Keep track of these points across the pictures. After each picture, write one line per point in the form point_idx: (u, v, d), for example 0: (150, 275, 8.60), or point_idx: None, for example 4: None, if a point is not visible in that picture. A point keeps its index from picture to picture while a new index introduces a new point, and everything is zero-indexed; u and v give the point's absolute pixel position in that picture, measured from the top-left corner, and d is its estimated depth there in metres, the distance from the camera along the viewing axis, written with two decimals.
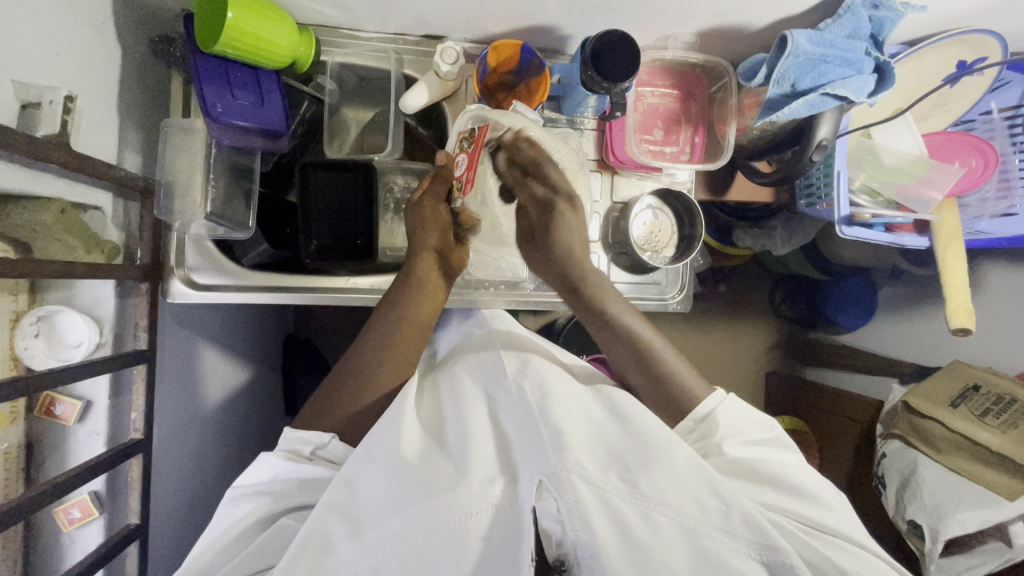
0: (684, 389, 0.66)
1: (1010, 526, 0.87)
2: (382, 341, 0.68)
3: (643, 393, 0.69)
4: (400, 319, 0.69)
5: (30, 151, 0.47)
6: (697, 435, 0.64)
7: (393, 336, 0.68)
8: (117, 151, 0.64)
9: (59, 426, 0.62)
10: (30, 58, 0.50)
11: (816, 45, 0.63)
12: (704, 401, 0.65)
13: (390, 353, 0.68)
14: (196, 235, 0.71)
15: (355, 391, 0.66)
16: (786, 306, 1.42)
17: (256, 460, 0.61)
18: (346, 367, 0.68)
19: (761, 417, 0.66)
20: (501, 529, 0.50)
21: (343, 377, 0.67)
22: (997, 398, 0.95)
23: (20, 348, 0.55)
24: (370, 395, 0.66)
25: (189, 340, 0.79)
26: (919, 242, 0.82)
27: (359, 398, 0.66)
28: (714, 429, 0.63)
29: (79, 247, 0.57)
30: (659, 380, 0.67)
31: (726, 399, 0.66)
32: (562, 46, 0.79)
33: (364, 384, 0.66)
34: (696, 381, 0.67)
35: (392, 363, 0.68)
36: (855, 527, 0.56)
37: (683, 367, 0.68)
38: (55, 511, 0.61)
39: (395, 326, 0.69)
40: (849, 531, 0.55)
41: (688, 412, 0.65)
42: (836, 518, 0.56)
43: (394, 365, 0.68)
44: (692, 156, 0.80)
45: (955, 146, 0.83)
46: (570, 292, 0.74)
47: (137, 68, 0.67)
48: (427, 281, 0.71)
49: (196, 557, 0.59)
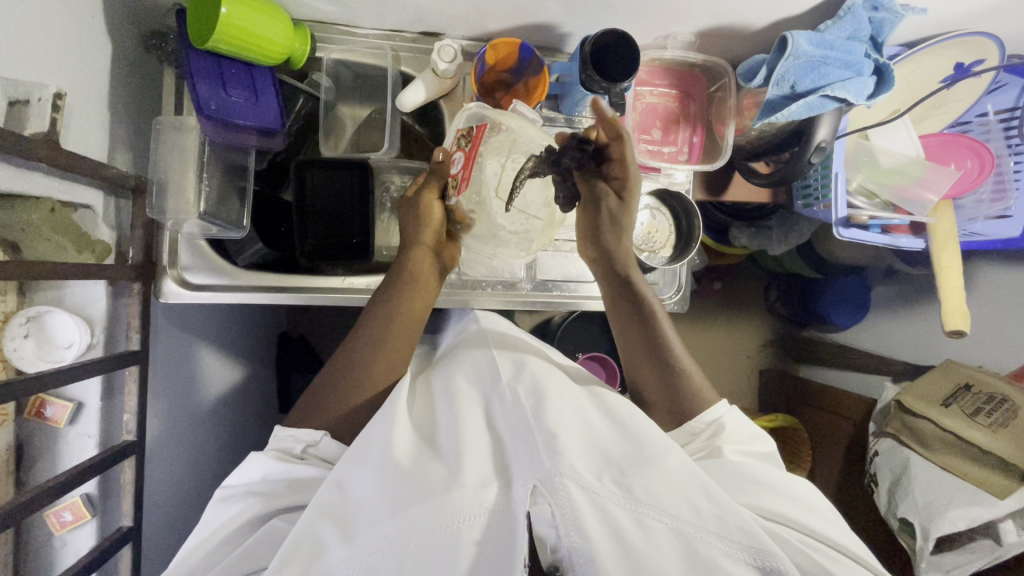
0: (697, 396, 0.68)
1: (1000, 524, 0.88)
2: (372, 340, 0.67)
3: (654, 392, 0.70)
4: (390, 318, 0.68)
5: (18, 149, 0.46)
6: (702, 436, 0.65)
7: (382, 335, 0.67)
8: (108, 149, 0.63)
9: (51, 429, 0.61)
10: (18, 54, 0.49)
11: (816, 46, 0.63)
12: (712, 407, 0.66)
13: (382, 353, 0.67)
14: (189, 233, 0.70)
15: (343, 391, 0.65)
16: (780, 305, 1.42)
17: (245, 459, 0.61)
18: (337, 365, 0.67)
19: (758, 432, 0.67)
20: (494, 534, 0.51)
21: (334, 376, 0.66)
22: (988, 396, 0.97)
23: (9, 350, 0.54)
24: (359, 395, 0.66)
25: (182, 339, 0.78)
26: (914, 243, 0.83)
27: (349, 399, 0.65)
28: (720, 433, 0.65)
29: (69, 247, 0.56)
30: (674, 382, 0.69)
31: (730, 410, 0.67)
32: (561, 44, 0.78)
33: (353, 384, 0.66)
34: (704, 387, 0.69)
35: (381, 361, 0.67)
36: (838, 530, 0.57)
37: (699, 378, 0.70)
38: (46, 514, 0.61)
39: (386, 324, 0.68)
40: (834, 534, 0.56)
41: (697, 416, 0.66)
42: (822, 523, 0.57)
43: (383, 365, 0.67)
44: (690, 157, 0.80)
45: (952, 148, 0.84)
46: (613, 279, 0.74)
47: (128, 64, 0.65)
48: (416, 274, 0.70)
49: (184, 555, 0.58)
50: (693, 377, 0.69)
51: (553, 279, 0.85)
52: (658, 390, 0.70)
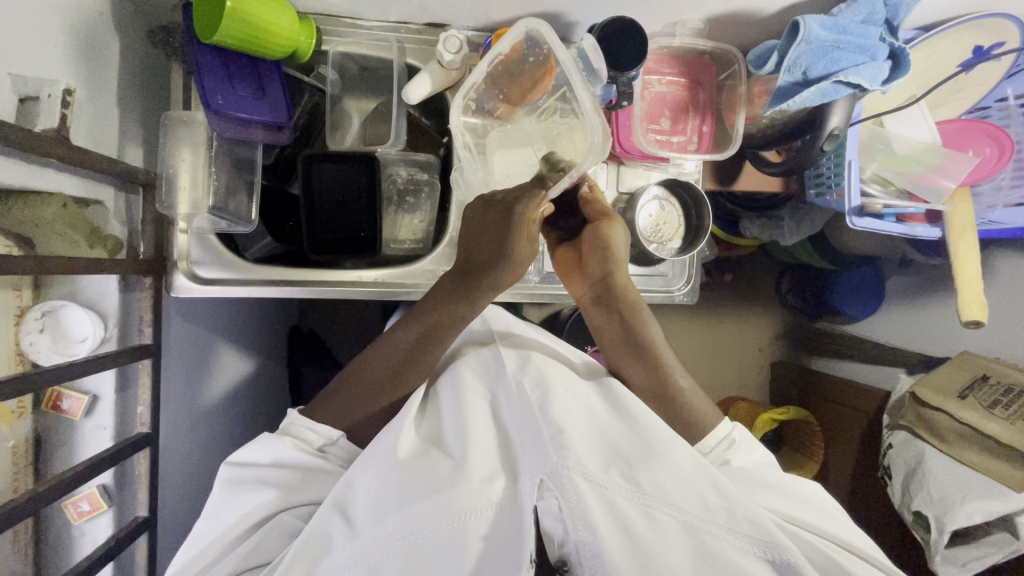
0: (697, 413, 0.67)
1: (1016, 518, 0.86)
2: (400, 359, 0.67)
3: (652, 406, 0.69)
4: (426, 335, 0.67)
5: (32, 148, 0.47)
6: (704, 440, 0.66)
7: (412, 358, 0.67)
8: (118, 146, 0.63)
9: (67, 420, 0.63)
10: (26, 51, 0.49)
11: (829, 30, 0.61)
12: (720, 423, 0.67)
13: (405, 366, 0.67)
14: (199, 228, 0.70)
15: (363, 393, 0.66)
16: (792, 296, 1.41)
17: (258, 438, 0.62)
18: (365, 364, 0.67)
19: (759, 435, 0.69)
20: (502, 526, 0.52)
21: (349, 379, 0.66)
22: (1005, 388, 0.95)
23: (24, 344, 0.56)
24: (379, 400, 0.66)
25: (194, 332, 0.79)
26: (931, 233, 0.81)
27: (365, 408, 0.66)
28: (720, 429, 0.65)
29: (81, 242, 0.57)
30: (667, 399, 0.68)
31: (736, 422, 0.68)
32: (567, 34, 0.77)
33: (369, 395, 0.66)
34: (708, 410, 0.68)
35: (401, 377, 0.67)
36: (842, 527, 0.58)
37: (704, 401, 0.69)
38: (65, 504, 0.62)
39: (424, 339, 0.67)
40: (838, 531, 0.57)
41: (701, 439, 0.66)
42: (822, 517, 0.58)
43: (402, 381, 0.67)
44: (699, 146, 0.78)
45: (968, 135, 0.81)
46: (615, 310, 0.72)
47: (136, 59, 0.66)
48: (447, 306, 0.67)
49: (190, 541, 0.59)
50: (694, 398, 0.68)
51: None
52: (652, 404, 0.69)
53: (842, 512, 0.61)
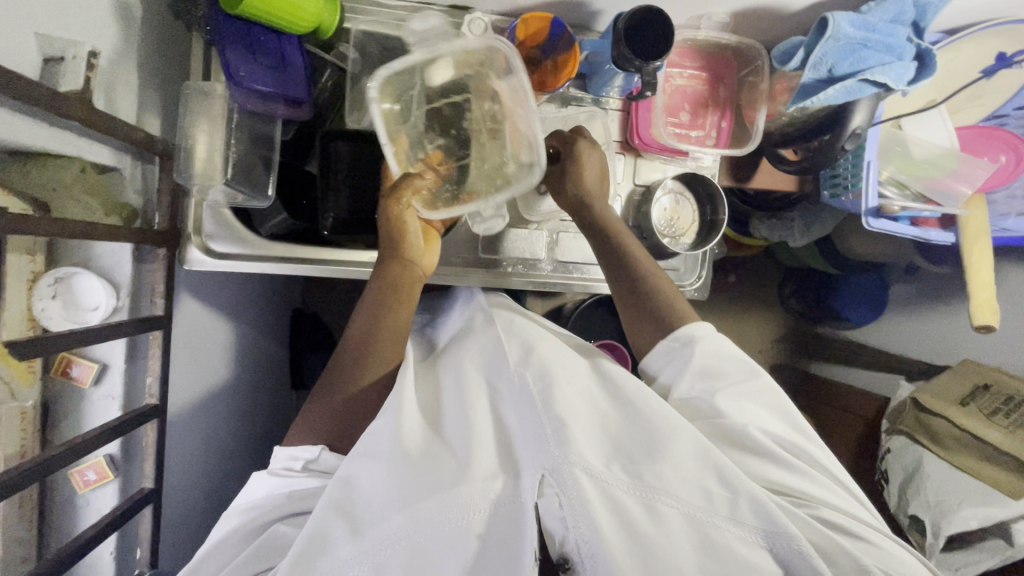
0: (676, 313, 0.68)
1: (1013, 525, 0.88)
2: (359, 348, 0.66)
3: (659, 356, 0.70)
4: (377, 322, 0.66)
5: (57, 109, 0.47)
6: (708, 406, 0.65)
7: (368, 341, 0.66)
8: (136, 114, 0.63)
9: (76, 388, 0.62)
10: (52, 10, 0.49)
11: (857, 28, 0.61)
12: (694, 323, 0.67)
13: (370, 352, 0.66)
14: (213, 201, 0.69)
15: (339, 382, 0.64)
16: (794, 300, 1.41)
17: (250, 478, 0.62)
18: (335, 362, 0.66)
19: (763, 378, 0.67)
20: (499, 524, 0.52)
21: (334, 367, 0.66)
22: (1007, 397, 0.97)
23: (36, 310, 0.56)
24: (359, 382, 0.65)
25: (203, 309, 0.79)
26: (943, 237, 0.82)
27: (343, 390, 0.64)
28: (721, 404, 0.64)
29: (96, 209, 0.57)
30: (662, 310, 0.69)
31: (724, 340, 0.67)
32: (592, 22, 0.77)
33: (341, 384, 0.64)
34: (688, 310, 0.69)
35: (371, 362, 0.65)
36: (846, 501, 0.59)
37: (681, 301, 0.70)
38: (71, 472, 0.62)
39: (373, 326, 0.66)
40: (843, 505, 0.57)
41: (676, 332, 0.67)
42: (824, 490, 0.58)
43: (378, 361, 0.66)
44: (717, 141, 0.79)
45: (987, 141, 0.81)
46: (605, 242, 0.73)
47: (157, 27, 0.65)
48: (400, 282, 0.68)
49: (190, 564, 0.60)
50: (677, 302, 0.69)
51: (573, 260, 0.83)
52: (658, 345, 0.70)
53: (847, 484, 0.61)
